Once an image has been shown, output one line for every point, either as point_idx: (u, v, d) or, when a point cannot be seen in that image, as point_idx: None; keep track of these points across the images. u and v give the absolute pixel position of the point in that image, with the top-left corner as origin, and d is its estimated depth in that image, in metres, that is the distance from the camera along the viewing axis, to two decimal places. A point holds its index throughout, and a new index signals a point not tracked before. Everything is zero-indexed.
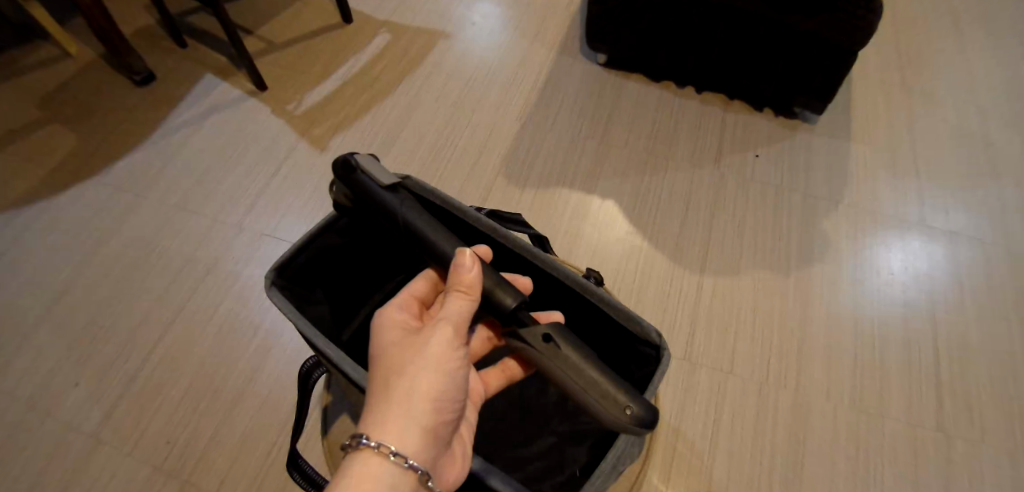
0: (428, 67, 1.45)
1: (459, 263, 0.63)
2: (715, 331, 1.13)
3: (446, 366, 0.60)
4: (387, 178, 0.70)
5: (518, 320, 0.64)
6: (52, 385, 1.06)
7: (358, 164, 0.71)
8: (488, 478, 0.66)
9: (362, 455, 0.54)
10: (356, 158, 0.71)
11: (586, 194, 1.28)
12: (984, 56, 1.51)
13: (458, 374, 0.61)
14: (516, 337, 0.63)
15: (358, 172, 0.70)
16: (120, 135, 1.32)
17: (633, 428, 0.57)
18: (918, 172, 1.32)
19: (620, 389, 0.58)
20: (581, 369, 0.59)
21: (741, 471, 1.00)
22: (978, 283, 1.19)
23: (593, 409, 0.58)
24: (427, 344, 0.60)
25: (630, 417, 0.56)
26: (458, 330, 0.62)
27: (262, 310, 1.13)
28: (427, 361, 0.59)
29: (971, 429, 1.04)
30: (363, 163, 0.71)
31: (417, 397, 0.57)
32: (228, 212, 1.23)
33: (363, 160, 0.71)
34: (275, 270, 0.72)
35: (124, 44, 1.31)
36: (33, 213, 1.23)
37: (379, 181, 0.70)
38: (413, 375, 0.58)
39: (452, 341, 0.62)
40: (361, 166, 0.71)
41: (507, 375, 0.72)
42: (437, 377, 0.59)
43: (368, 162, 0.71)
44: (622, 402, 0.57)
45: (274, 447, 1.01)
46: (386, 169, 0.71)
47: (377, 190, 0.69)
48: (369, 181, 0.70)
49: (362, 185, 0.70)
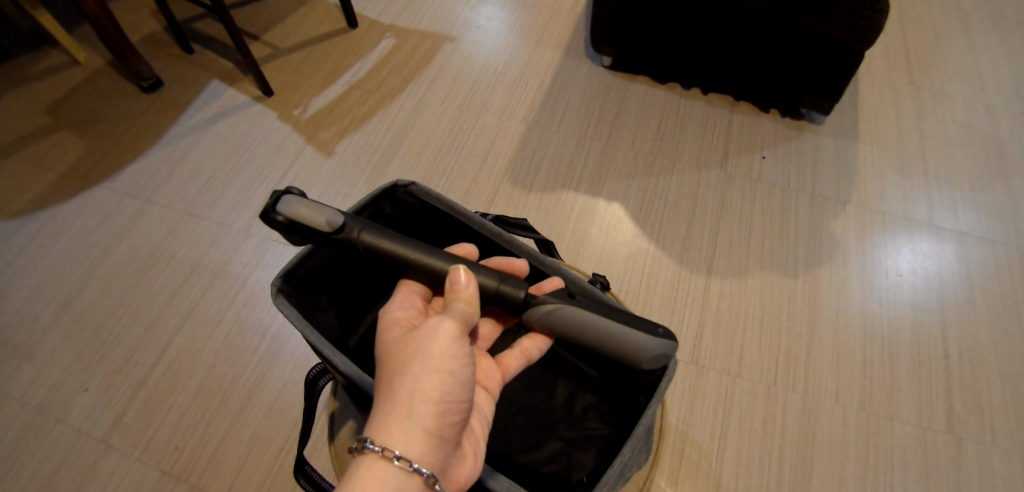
0: (433, 70, 1.45)
1: (454, 279, 0.64)
2: (724, 335, 1.12)
3: (449, 369, 0.59)
4: (326, 217, 0.64)
5: (528, 309, 0.68)
6: (63, 391, 1.06)
7: (286, 217, 0.64)
8: (487, 479, 0.66)
9: (367, 459, 0.54)
10: (280, 212, 0.63)
11: (592, 196, 1.27)
12: (993, 54, 1.49)
13: (463, 376, 0.60)
14: (540, 304, 0.67)
15: (295, 225, 0.64)
16: (127, 141, 1.33)
17: (667, 341, 0.67)
18: (927, 172, 1.31)
19: (643, 320, 0.67)
20: (609, 315, 0.67)
21: (749, 474, 1.00)
22: (988, 282, 1.18)
23: (629, 342, 0.66)
24: (430, 344, 0.60)
25: (664, 332, 0.66)
26: (462, 332, 0.62)
27: (269, 315, 1.13)
28: (431, 361, 0.59)
29: (982, 430, 1.04)
30: (292, 211, 0.64)
31: (420, 400, 0.57)
32: (236, 217, 1.24)
33: (289, 209, 0.63)
34: (281, 278, 0.72)
35: (131, 51, 1.31)
36: (42, 219, 1.23)
37: (322, 226, 0.64)
38: (415, 378, 0.58)
39: (456, 341, 0.61)
40: (291, 217, 0.64)
41: (526, 357, 0.71)
42: (439, 379, 0.58)
43: (296, 206, 0.64)
44: (651, 326, 0.67)
45: (282, 451, 1.02)
46: (319, 207, 0.64)
47: (326, 235, 0.65)
48: (311, 230, 0.64)
49: (306, 235, 0.65)
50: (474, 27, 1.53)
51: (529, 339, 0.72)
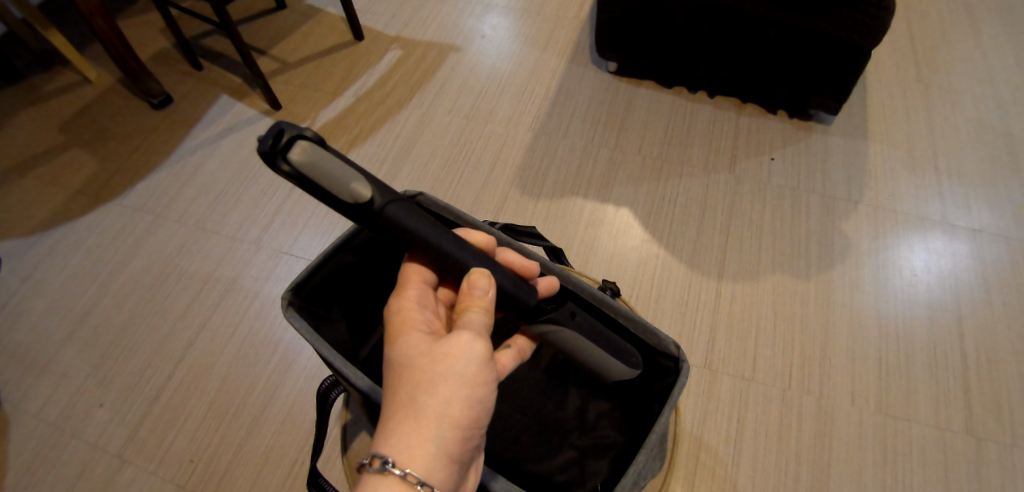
0: (439, 80, 1.46)
1: (473, 281, 0.62)
2: (735, 339, 1.11)
3: (475, 390, 0.58)
4: (347, 183, 0.56)
5: (534, 319, 0.68)
6: (79, 406, 1.07)
7: (295, 169, 0.54)
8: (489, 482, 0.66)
9: (387, 482, 0.52)
10: (289, 160, 0.54)
11: (600, 202, 1.27)
12: (1002, 48, 1.48)
13: (488, 397, 0.59)
14: (543, 325, 0.68)
15: (303, 178, 0.55)
16: (139, 157, 1.34)
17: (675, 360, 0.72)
18: (938, 169, 1.30)
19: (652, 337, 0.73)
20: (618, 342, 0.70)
21: (766, 480, 0.99)
22: (1004, 279, 1.16)
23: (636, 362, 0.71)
24: (458, 363, 0.58)
25: (677, 351, 0.71)
26: (487, 348, 0.60)
27: (280, 328, 1.14)
28: (458, 382, 0.57)
29: (1002, 430, 1.02)
30: (304, 163, 0.54)
31: (447, 424, 0.55)
32: (246, 231, 1.25)
33: (300, 160, 0.54)
34: (292, 290, 0.73)
35: (142, 69, 1.33)
36: (55, 237, 1.25)
37: (341, 193, 0.56)
38: (442, 399, 0.56)
39: (484, 362, 0.59)
40: (301, 170, 0.54)
41: (521, 356, 0.70)
42: (467, 402, 0.57)
43: (311, 161, 0.54)
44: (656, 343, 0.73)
45: (296, 463, 1.02)
46: (340, 168, 0.55)
47: (341, 201, 0.57)
48: (324, 191, 0.56)
49: (317, 194, 0.56)
50: (480, 36, 1.54)
51: (522, 337, 0.71)
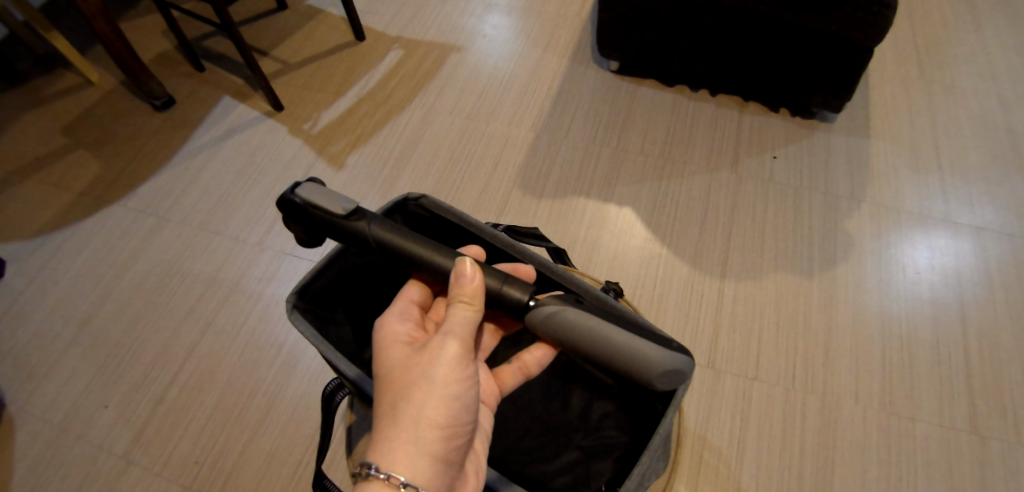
0: (441, 80, 1.46)
1: (460, 271, 0.61)
2: (738, 338, 1.11)
3: (453, 388, 0.58)
4: (339, 201, 0.64)
5: (529, 312, 0.63)
6: (84, 408, 1.08)
7: (303, 198, 0.65)
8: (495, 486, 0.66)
9: (372, 486, 0.54)
10: (298, 193, 0.65)
11: (603, 201, 1.27)
12: (1005, 44, 1.48)
13: (469, 395, 0.59)
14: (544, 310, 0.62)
15: (308, 206, 0.65)
16: (141, 159, 1.35)
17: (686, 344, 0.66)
18: (941, 167, 1.29)
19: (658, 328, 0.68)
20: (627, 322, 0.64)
21: (770, 479, 0.99)
22: (1007, 277, 1.16)
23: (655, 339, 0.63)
24: (435, 364, 0.58)
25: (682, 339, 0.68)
26: (466, 345, 0.60)
27: (284, 329, 1.14)
28: (435, 383, 0.57)
29: (1006, 428, 1.02)
30: (308, 194, 0.65)
31: (426, 425, 0.56)
32: (249, 232, 1.25)
33: (305, 192, 0.65)
34: (296, 293, 0.72)
35: (144, 71, 1.33)
36: (59, 239, 1.25)
37: (335, 210, 0.64)
38: (420, 402, 0.56)
39: (462, 361, 0.59)
40: (306, 199, 0.65)
41: (524, 372, 0.70)
42: (445, 401, 0.57)
43: (313, 191, 0.65)
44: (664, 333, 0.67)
45: (301, 463, 1.02)
46: (333, 191, 0.65)
47: (337, 220, 0.64)
48: (323, 213, 0.64)
49: (320, 218, 0.65)
50: (481, 36, 1.54)
51: (526, 353, 0.70)
